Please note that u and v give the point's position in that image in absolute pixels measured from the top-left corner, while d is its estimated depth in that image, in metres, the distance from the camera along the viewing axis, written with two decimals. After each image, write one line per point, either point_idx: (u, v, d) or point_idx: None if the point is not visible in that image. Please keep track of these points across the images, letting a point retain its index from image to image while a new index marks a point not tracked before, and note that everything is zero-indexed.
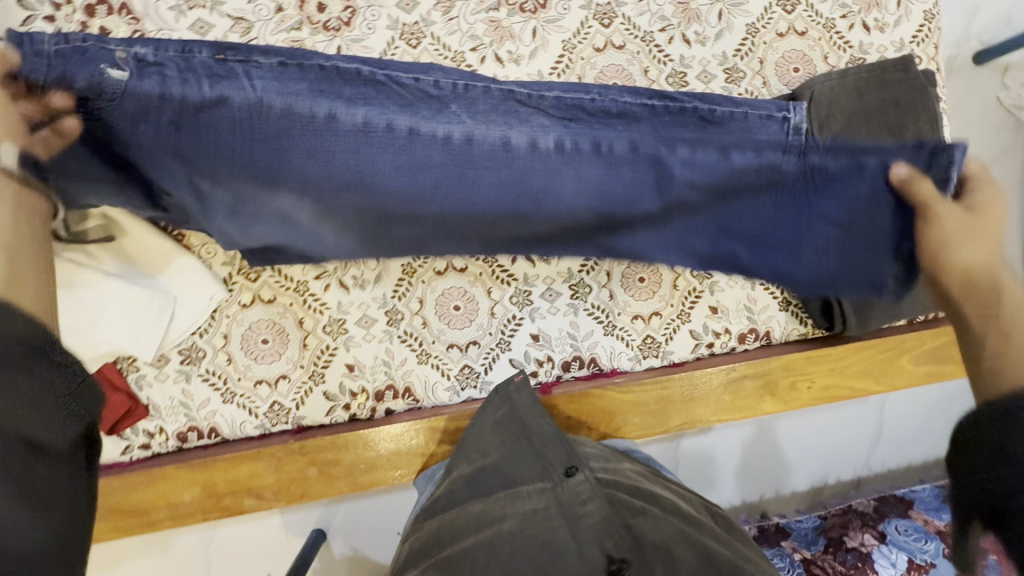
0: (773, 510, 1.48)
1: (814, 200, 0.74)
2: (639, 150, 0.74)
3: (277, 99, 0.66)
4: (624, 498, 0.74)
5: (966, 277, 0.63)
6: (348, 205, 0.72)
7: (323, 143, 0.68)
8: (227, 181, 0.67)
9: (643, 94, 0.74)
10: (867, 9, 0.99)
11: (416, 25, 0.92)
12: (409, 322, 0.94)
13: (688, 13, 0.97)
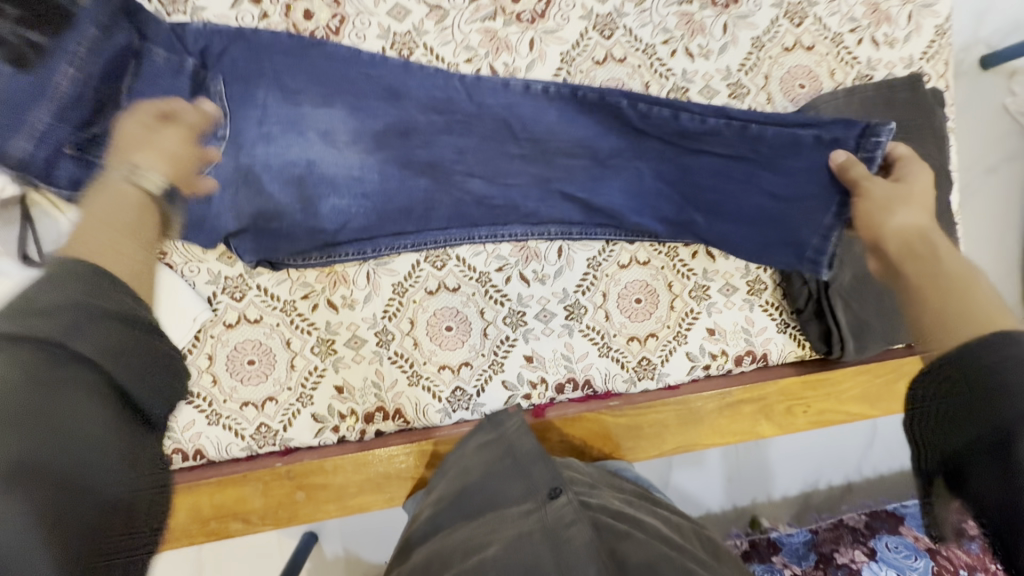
0: (764, 515, 1.44)
1: (759, 170, 0.84)
2: (595, 134, 0.88)
3: (319, 91, 0.84)
4: (610, 523, 0.66)
5: (910, 240, 0.67)
6: (363, 167, 0.85)
7: (358, 114, 0.85)
8: (267, 148, 0.82)
9: (607, 90, 0.86)
10: (876, 23, 0.96)
11: (409, 35, 0.88)
12: (400, 342, 0.92)
13: (691, 25, 0.93)
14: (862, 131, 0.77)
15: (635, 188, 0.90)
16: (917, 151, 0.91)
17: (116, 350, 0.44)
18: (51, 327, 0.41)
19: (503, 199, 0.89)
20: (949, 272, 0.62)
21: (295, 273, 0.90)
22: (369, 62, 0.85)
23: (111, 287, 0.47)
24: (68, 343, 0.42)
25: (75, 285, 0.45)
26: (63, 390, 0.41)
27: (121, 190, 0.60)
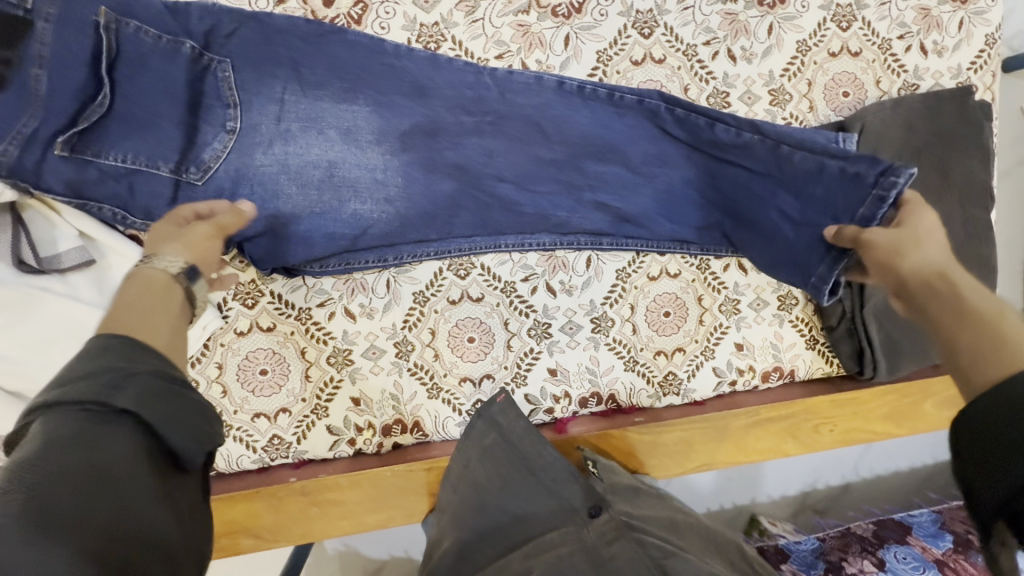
0: (764, 514, 1.41)
1: (780, 189, 0.78)
2: (635, 141, 0.82)
3: (340, 83, 0.78)
4: (658, 544, 0.62)
5: (934, 275, 0.55)
6: (385, 169, 0.80)
7: (382, 109, 0.79)
8: (283, 146, 0.77)
9: (645, 94, 0.81)
10: (926, 29, 0.91)
11: (436, 27, 0.82)
12: (420, 353, 0.88)
13: (735, 26, 0.88)
14: (881, 168, 0.69)
15: (666, 199, 0.85)
16: (960, 166, 0.89)
17: (155, 402, 0.41)
18: (91, 389, 0.40)
19: (533, 207, 0.84)
20: (976, 305, 0.51)
21: (311, 278, 0.85)
22: (393, 54, 0.79)
23: (143, 344, 0.44)
24: (108, 399, 0.40)
25: (112, 354, 0.42)
26: (110, 449, 0.39)
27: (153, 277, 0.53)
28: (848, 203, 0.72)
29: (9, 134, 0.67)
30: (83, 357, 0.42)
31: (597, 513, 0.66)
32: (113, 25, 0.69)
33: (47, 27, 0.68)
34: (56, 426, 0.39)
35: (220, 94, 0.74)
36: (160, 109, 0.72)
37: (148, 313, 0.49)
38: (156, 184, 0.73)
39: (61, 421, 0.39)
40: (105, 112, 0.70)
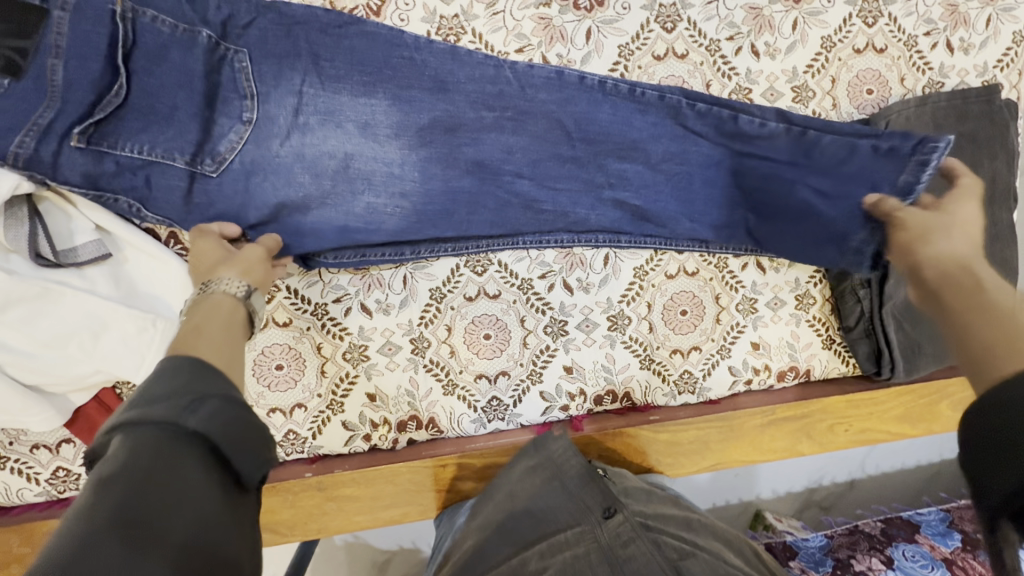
0: (769, 510, 1.41)
1: (806, 175, 0.77)
2: (658, 136, 0.80)
3: (358, 76, 0.75)
4: (677, 545, 0.61)
5: (953, 266, 0.56)
6: (403, 164, 0.78)
7: (401, 104, 0.76)
8: (301, 138, 0.75)
9: (664, 89, 0.79)
10: (953, 26, 0.89)
11: (456, 19, 0.81)
12: (436, 350, 0.88)
13: (759, 21, 0.86)
14: (918, 139, 0.72)
15: (686, 196, 0.83)
16: (983, 166, 0.88)
17: (223, 423, 0.44)
18: (169, 410, 0.42)
19: (552, 203, 0.83)
20: (993, 299, 0.51)
21: (327, 273, 0.85)
22: (413, 46, 0.76)
23: (214, 372, 0.47)
24: (181, 419, 0.42)
25: (184, 377, 0.45)
26: (184, 466, 0.41)
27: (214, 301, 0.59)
28: (886, 175, 0.73)
29: (25, 126, 0.66)
30: (159, 377, 0.45)
31: (613, 514, 0.64)
32: (130, 15, 0.68)
33: (64, 17, 0.66)
34: (137, 440, 0.41)
35: (237, 86, 0.73)
36: (175, 100, 0.71)
37: (217, 334, 0.54)
38: (172, 176, 0.72)
39: (142, 435, 0.41)
40: (121, 102, 0.69)
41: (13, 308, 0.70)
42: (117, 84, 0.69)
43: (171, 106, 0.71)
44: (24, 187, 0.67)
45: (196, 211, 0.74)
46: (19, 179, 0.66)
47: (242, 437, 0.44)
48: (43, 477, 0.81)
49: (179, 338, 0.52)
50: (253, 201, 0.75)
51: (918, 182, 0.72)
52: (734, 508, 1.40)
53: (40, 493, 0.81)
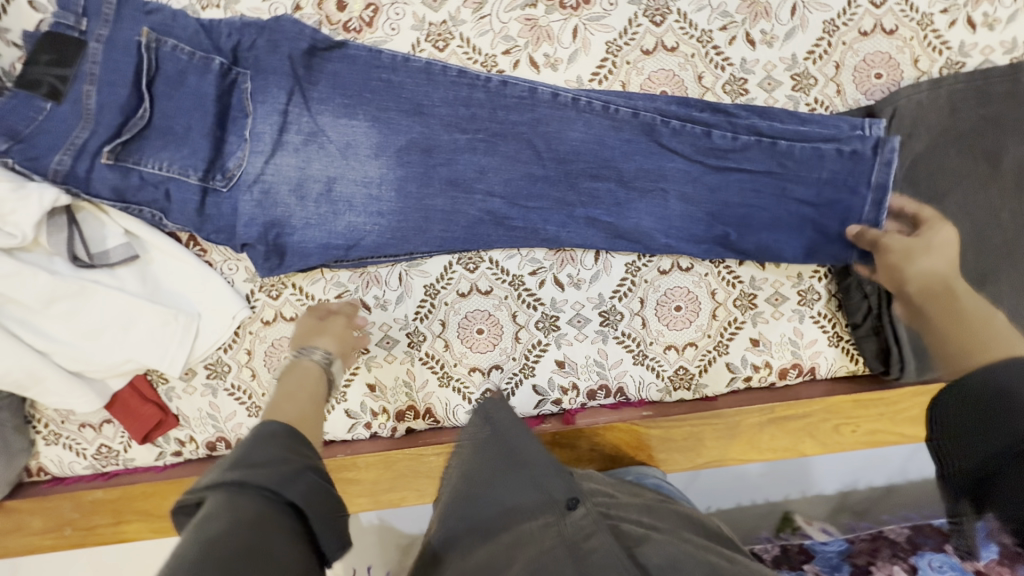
0: (800, 511, 1.27)
1: (788, 183, 0.81)
2: (627, 150, 0.84)
3: (340, 99, 0.81)
4: (631, 529, 0.64)
5: (931, 285, 0.76)
6: (380, 183, 0.84)
7: (380, 125, 0.82)
8: (286, 159, 0.81)
9: (636, 101, 0.84)
10: (975, 2, 0.83)
11: (444, 25, 0.83)
12: (431, 343, 0.92)
13: (755, 8, 0.84)
14: (875, 142, 0.79)
15: (661, 213, 0.85)
16: (1010, 152, 0.82)
17: (316, 499, 0.48)
18: (273, 478, 0.47)
19: (522, 220, 0.87)
20: (963, 312, 0.74)
21: (329, 271, 0.90)
22: (391, 67, 0.82)
23: (304, 440, 0.53)
24: (287, 491, 0.47)
25: (277, 447, 0.51)
26: (274, 535, 0.44)
27: (303, 364, 0.73)
28: (860, 176, 0.80)
29: (64, 145, 0.75)
30: (254, 445, 0.50)
31: (575, 506, 0.65)
32: (154, 45, 0.76)
33: (100, 48, 0.75)
34: (238, 509, 0.44)
35: (242, 106, 0.80)
36: (190, 116, 0.78)
37: (303, 396, 0.67)
38: (186, 191, 0.79)
39: (243, 500, 0.45)
40: (146, 124, 0.77)
41: (55, 304, 0.80)
42: (141, 108, 0.76)
43: (186, 123, 0.78)
44: (63, 200, 0.76)
45: (209, 220, 0.81)
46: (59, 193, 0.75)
47: (326, 514, 0.49)
48: (90, 451, 0.92)
49: (274, 401, 0.65)
50: (257, 204, 0.81)
51: (887, 181, 0.79)
52: (759, 510, 1.28)
53: (88, 465, 0.92)
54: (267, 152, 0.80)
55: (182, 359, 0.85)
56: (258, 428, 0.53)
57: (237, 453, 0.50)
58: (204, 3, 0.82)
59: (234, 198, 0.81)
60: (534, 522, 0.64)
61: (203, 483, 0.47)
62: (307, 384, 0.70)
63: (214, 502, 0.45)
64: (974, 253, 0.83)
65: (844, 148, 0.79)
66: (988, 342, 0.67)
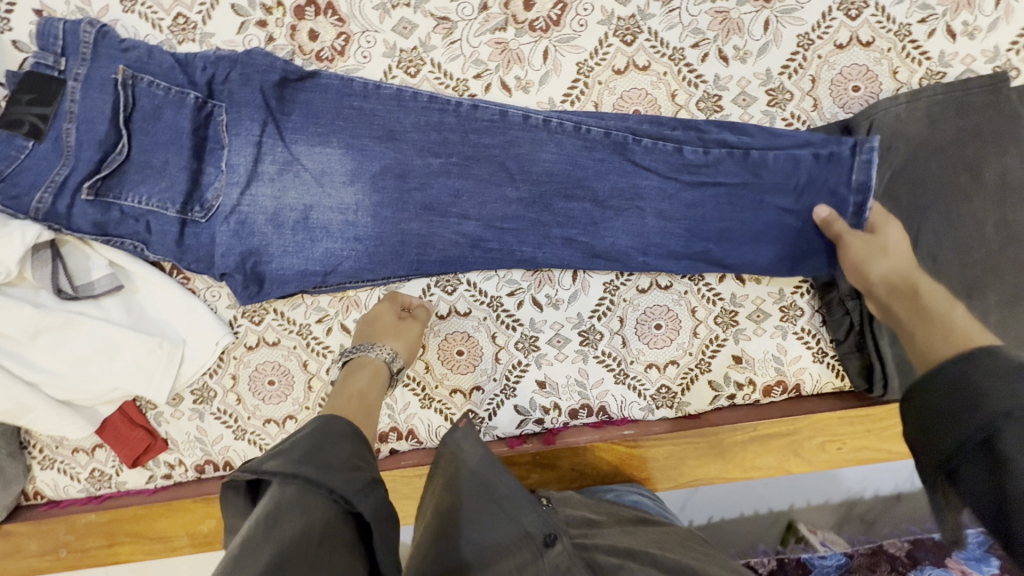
0: (803, 519, 1.22)
1: (765, 196, 0.81)
2: (599, 171, 0.84)
3: (314, 129, 0.82)
4: (607, 561, 0.64)
5: (897, 281, 0.68)
6: (356, 209, 0.85)
7: (354, 152, 0.83)
8: (262, 190, 0.82)
9: (608, 121, 0.83)
10: (954, 10, 0.82)
11: (415, 51, 0.84)
12: (412, 366, 0.93)
13: (727, 25, 0.83)
14: (852, 145, 0.78)
15: (638, 230, 0.85)
16: (992, 164, 0.80)
17: (382, 515, 0.50)
18: (346, 485, 0.49)
19: (498, 242, 0.87)
20: (932, 304, 0.61)
21: (309, 296, 0.91)
22: (362, 95, 0.82)
23: (364, 448, 0.56)
24: (357, 501, 0.48)
25: (344, 450, 0.53)
26: (337, 546, 0.46)
27: (368, 363, 0.79)
28: (838, 179, 0.79)
29: (45, 183, 0.77)
30: (321, 446, 0.52)
31: (552, 543, 0.64)
32: (130, 81, 0.78)
33: (78, 87, 0.77)
34: (308, 513, 0.45)
35: (218, 138, 0.81)
36: (168, 150, 0.80)
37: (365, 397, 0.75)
38: (165, 222, 0.81)
39: (315, 503, 0.46)
40: (124, 159, 0.79)
41: (42, 336, 0.82)
42: (120, 144, 0.78)
43: (164, 156, 0.80)
44: (46, 235, 0.78)
45: (188, 250, 0.83)
46: (41, 229, 0.77)
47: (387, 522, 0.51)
48: (83, 476, 0.94)
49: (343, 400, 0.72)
50: (235, 234, 0.82)
51: (869, 180, 0.77)
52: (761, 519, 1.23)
53: (81, 489, 0.94)
54: (243, 182, 0.82)
55: (167, 385, 0.87)
56: (322, 425, 0.56)
57: (309, 444, 0.52)
58: (181, 38, 0.84)
59: (212, 228, 0.82)
60: (509, 561, 0.63)
61: (269, 468, 0.49)
62: (368, 383, 0.77)
63: (283, 494, 0.46)
64: (958, 268, 0.82)
65: (812, 171, 0.79)
66: (950, 331, 0.56)
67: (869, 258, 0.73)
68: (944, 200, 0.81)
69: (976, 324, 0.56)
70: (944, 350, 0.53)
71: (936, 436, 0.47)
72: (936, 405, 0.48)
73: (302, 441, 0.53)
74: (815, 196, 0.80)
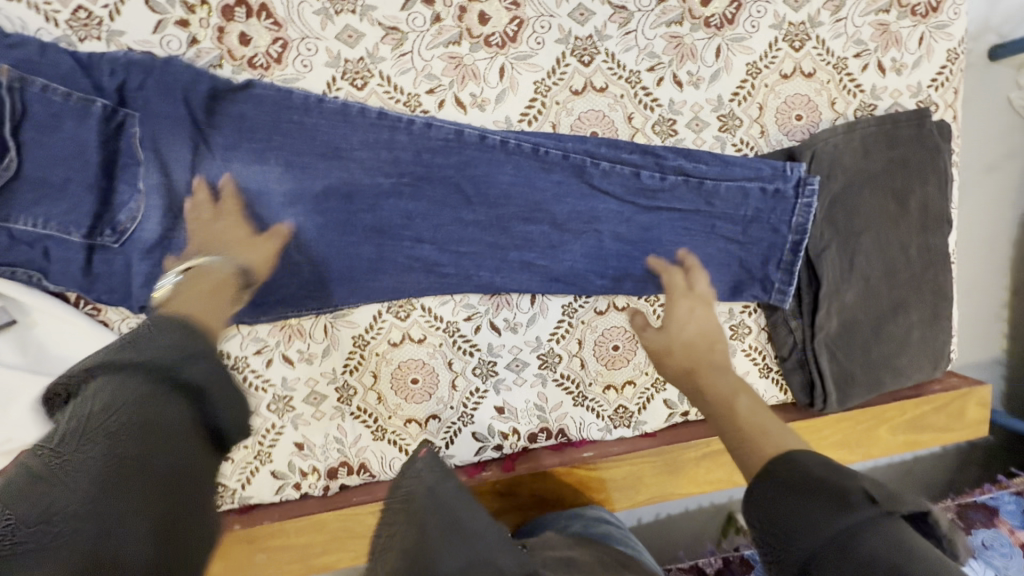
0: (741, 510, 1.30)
1: (715, 221, 0.84)
2: (556, 195, 0.82)
3: (248, 144, 0.75)
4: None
5: (682, 373, 0.78)
6: (299, 233, 0.78)
7: (294, 172, 0.76)
8: (187, 213, 0.74)
9: (565, 143, 0.81)
10: (884, 46, 0.87)
11: (362, 62, 0.78)
12: (363, 397, 0.87)
13: (681, 49, 0.83)
14: (797, 182, 0.81)
15: (596, 253, 0.85)
16: (916, 193, 0.87)
17: (214, 381, 0.52)
18: (160, 363, 0.49)
19: (454, 267, 0.83)
20: (722, 392, 0.73)
21: (245, 326, 0.83)
22: (303, 108, 0.75)
23: (202, 333, 0.55)
24: (179, 373, 0.49)
25: (169, 335, 0.52)
26: (162, 405, 0.47)
27: (210, 273, 0.66)
28: (781, 216, 0.82)
29: None
30: (146, 334, 0.52)
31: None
32: (17, 85, 0.66)
33: None
34: (116, 393, 0.46)
35: (131, 153, 0.71)
36: (69, 165, 0.69)
37: (212, 305, 0.62)
38: (68, 250, 0.71)
39: (127, 382, 0.47)
40: (12, 175, 0.68)
41: None
42: (7, 158, 0.67)
43: (65, 172, 0.69)
44: None
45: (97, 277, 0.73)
46: None
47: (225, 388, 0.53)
48: None
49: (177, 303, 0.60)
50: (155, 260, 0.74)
51: (807, 222, 0.82)
52: (705, 512, 1.28)
53: None
54: (163, 205, 0.73)
55: None
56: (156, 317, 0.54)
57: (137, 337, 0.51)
58: (83, 35, 0.73)
59: (128, 255, 0.73)
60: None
61: (115, 356, 0.49)
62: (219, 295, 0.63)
63: (125, 381, 0.47)
64: (886, 289, 0.88)
65: (759, 205, 0.82)
66: (765, 428, 0.67)
67: (662, 360, 0.80)
68: (876, 225, 0.86)
69: (755, 411, 0.70)
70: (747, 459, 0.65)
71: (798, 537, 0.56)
72: (802, 512, 0.56)
73: (145, 332, 0.52)
74: (763, 223, 0.83)
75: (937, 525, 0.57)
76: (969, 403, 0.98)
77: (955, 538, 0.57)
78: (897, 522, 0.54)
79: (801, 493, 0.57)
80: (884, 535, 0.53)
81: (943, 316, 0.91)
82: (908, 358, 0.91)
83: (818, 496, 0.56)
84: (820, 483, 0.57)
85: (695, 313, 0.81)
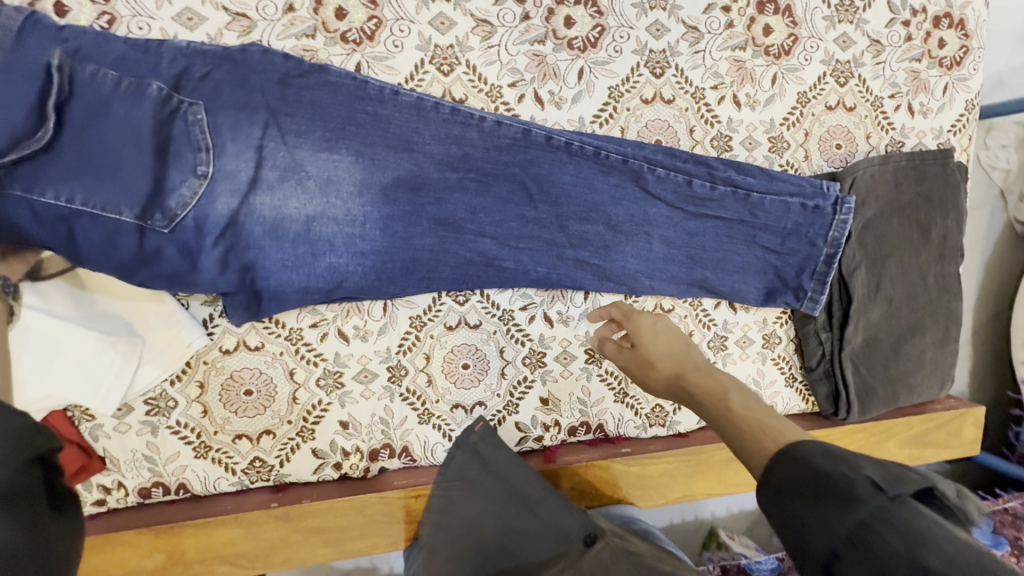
0: (724, 527, 1.35)
1: (759, 232, 0.89)
2: (616, 198, 0.85)
3: (320, 133, 0.74)
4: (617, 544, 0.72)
5: (673, 383, 0.74)
6: (364, 221, 0.78)
7: (364, 161, 0.77)
8: (258, 175, 0.73)
9: (634, 146, 0.85)
10: (914, 91, 0.96)
11: (451, 49, 0.80)
12: (413, 378, 0.87)
13: (742, 73, 0.90)
14: (835, 200, 0.88)
15: (646, 255, 0.89)
16: (938, 225, 0.95)
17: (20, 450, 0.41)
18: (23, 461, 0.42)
19: (514, 261, 0.85)
20: (714, 391, 0.69)
21: None
22: (377, 99, 0.76)
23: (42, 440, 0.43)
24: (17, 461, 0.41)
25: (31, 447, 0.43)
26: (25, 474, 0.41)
27: None
28: (819, 230, 0.88)
29: None
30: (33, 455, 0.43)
31: (594, 542, 0.71)
32: None
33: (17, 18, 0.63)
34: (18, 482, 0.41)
35: (190, 138, 0.67)
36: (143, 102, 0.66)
37: None
38: None
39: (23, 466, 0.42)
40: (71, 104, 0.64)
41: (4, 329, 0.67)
42: (42, 130, 0.61)
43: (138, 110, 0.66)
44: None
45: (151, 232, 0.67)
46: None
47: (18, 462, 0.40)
48: None
49: None
50: (231, 216, 0.71)
51: (842, 237, 0.88)
52: (689, 526, 1.33)
53: None
54: (251, 161, 0.72)
55: (120, 394, 0.72)
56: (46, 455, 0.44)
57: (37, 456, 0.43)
58: None
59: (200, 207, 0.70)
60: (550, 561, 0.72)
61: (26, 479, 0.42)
62: None
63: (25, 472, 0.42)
64: (906, 310, 0.96)
65: (799, 219, 0.88)
66: (769, 419, 0.64)
67: (645, 376, 0.79)
68: (902, 250, 0.94)
69: (750, 394, 0.68)
70: (767, 434, 0.62)
71: (817, 531, 0.52)
72: (807, 513, 0.53)
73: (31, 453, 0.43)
74: (802, 236, 0.89)
75: (945, 497, 0.54)
76: (966, 423, 1.06)
77: (965, 505, 0.54)
78: (910, 502, 0.52)
79: (811, 492, 0.54)
80: (898, 521, 0.50)
81: (952, 340, 1.00)
82: (921, 376, 0.98)
83: (827, 494, 0.53)
84: (825, 478, 0.54)
85: (658, 321, 0.81)
